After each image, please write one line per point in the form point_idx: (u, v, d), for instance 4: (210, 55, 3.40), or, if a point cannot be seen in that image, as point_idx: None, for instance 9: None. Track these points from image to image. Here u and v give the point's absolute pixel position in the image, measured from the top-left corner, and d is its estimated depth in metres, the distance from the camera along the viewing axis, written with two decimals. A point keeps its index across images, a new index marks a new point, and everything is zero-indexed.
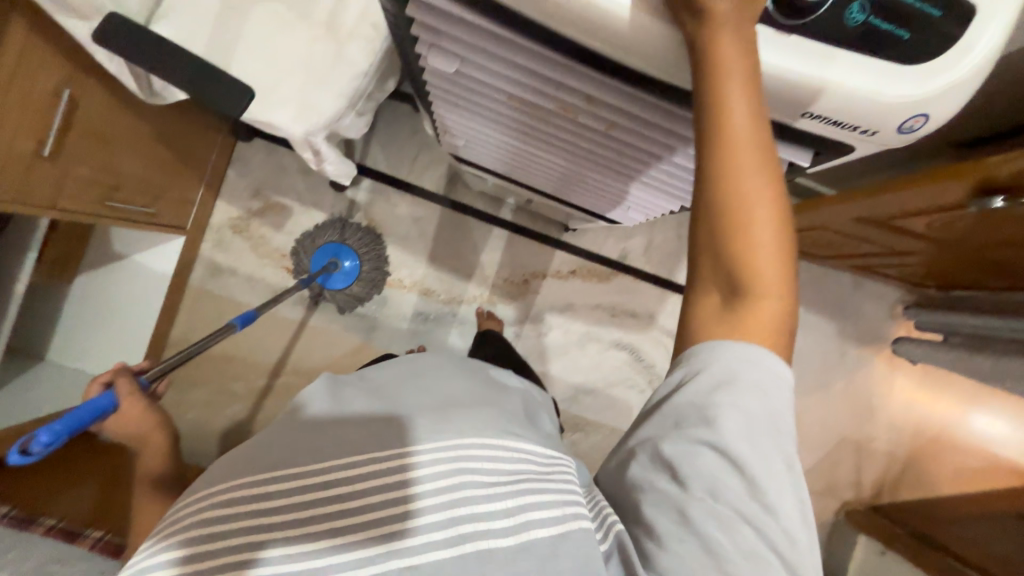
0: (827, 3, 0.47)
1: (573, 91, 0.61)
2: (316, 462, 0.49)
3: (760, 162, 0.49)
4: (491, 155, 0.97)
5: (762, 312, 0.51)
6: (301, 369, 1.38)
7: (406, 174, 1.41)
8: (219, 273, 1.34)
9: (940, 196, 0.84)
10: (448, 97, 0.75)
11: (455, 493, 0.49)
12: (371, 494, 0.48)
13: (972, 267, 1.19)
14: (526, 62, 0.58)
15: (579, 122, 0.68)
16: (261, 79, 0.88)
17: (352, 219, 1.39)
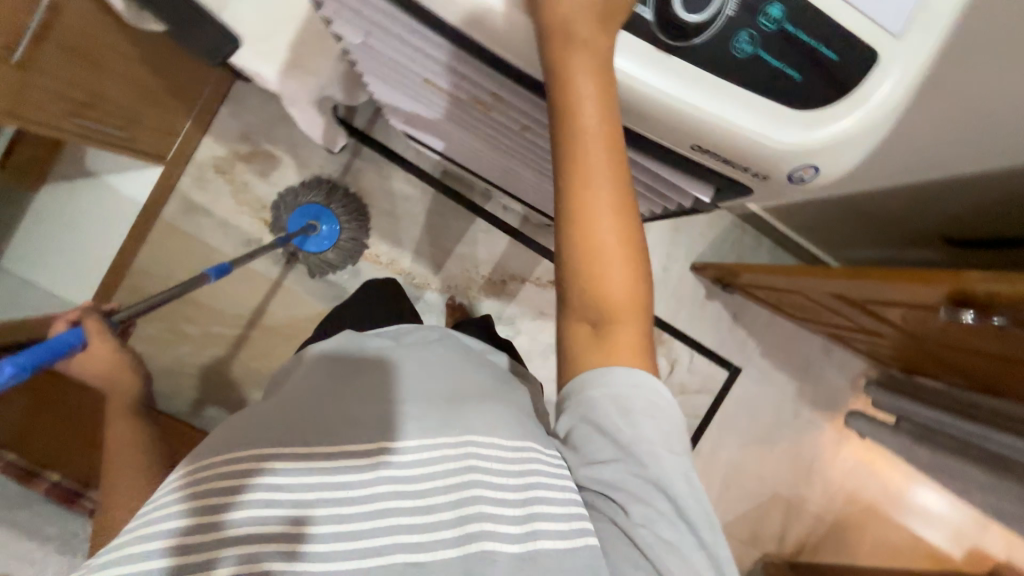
0: (711, 28, 0.44)
1: (476, 90, 0.59)
2: (328, 452, 0.53)
3: (614, 192, 0.47)
4: (463, 152, 0.92)
5: (620, 339, 0.51)
6: (261, 326, 1.35)
7: (401, 148, 1.36)
8: (193, 212, 1.30)
9: (918, 296, 0.83)
10: (396, 81, 0.70)
11: (463, 490, 0.52)
12: (334, 472, 0.51)
13: (936, 362, 1.20)
14: (428, 58, 0.56)
15: (500, 121, 0.65)
16: (255, 28, 0.86)
17: (340, 184, 1.35)
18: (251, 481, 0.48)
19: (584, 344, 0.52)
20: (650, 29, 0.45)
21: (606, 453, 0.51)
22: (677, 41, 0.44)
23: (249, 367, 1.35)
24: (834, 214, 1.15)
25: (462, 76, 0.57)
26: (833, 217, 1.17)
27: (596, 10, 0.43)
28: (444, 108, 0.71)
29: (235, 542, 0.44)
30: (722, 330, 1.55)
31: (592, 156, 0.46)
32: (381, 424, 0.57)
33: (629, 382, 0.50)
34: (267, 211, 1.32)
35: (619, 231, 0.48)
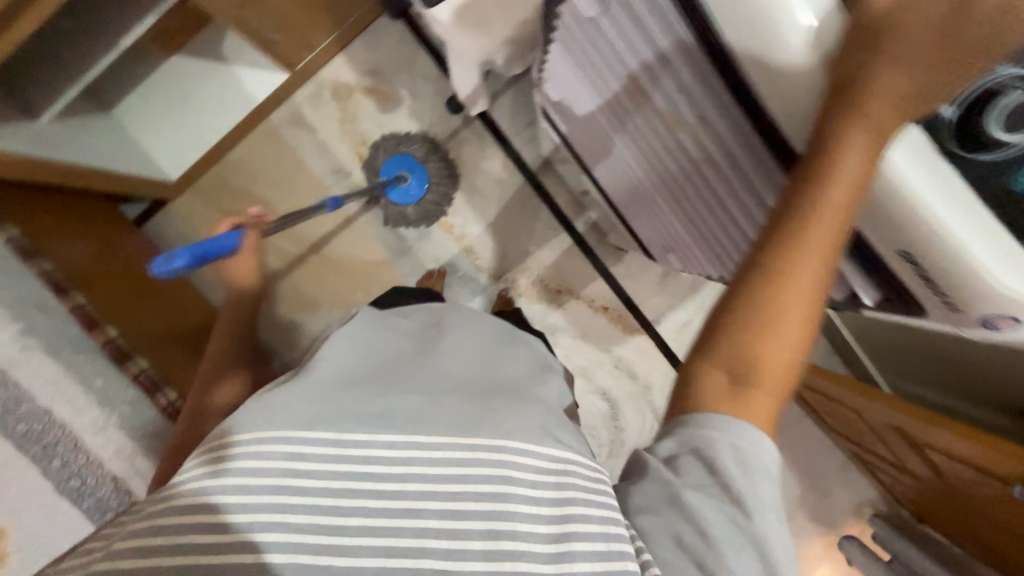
0: (1007, 153, 0.42)
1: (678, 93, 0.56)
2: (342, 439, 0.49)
3: (821, 264, 0.46)
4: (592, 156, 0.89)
5: (755, 411, 0.46)
6: (321, 252, 1.37)
7: (511, 131, 1.35)
8: (299, 125, 1.32)
9: (986, 461, 0.81)
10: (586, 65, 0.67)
11: (495, 501, 0.48)
12: (355, 459, 0.49)
13: (954, 521, 1.17)
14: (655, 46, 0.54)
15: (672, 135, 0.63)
16: None
17: (442, 146, 1.35)
18: (249, 471, 0.46)
19: (713, 399, 0.46)
20: (943, 130, 0.43)
21: (707, 489, 0.45)
22: (961, 151, 0.43)
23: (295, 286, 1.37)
24: (898, 352, 1.13)
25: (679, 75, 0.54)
26: (899, 352, 1.14)
27: (902, 103, 0.43)
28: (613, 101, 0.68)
29: (244, 515, 0.44)
30: None
31: (809, 237, 0.45)
32: (424, 417, 0.54)
33: (757, 449, 0.44)
34: (366, 147, 1.33)
35: (808, 308, 0.46)
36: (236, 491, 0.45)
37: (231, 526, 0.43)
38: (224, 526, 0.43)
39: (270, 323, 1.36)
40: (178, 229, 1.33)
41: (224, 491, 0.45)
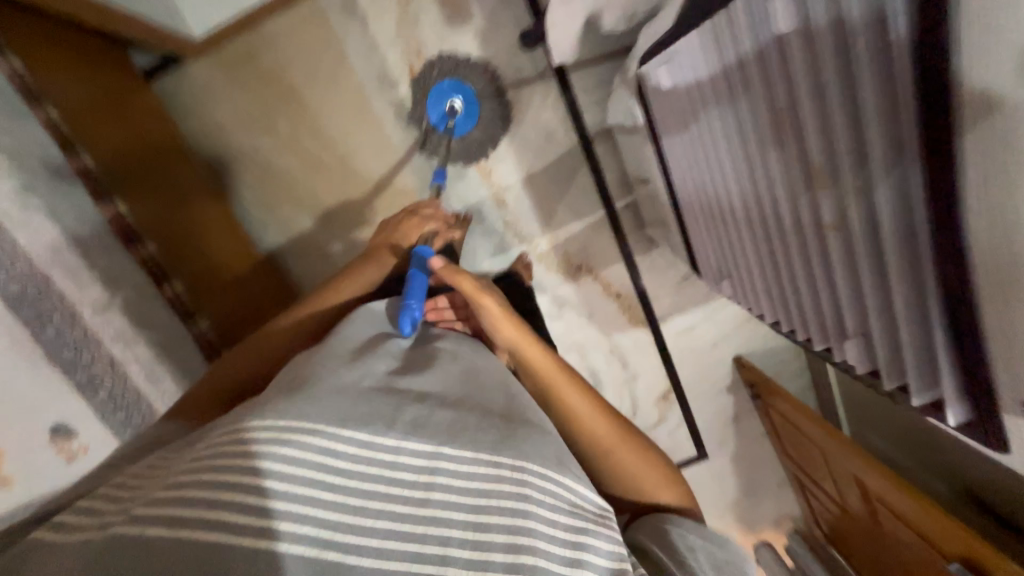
0: None
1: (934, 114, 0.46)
2: (369, 432, 0.45)
3: None
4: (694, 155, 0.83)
5: None
6: (348, 162, 1.24)
7: (580, 85, 1.22)
8: (351, 12, 1.16)
9: (940, 536, 0.87)
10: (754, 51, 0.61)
11: (518, 517, 0.44)
12: (385, 454, 0.44)
13: (861, 554, 1.31)
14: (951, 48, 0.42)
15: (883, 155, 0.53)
16: None
17: (502, 81, 1.22)
18: (260, 455, 0.41)
19: None
20: None
21: None
22: None
23: (310, 190, 1.25)
24: (881, 409, 1.17)
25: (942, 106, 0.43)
26: (877, 409, 1.20)
27: None
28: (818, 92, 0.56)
29: (266, 507, 0.39)
30: (719, 422, 1.58)
31: None
32: (451, 423, 0.48)
33: None
34: (419, 60, 1.19)
35: None
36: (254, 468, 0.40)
37: (252, 519, 0.39)
38: (243, 516, 0.38)
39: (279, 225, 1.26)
40: (196, 97, 1.19)
41: (246, 480, 0.40)
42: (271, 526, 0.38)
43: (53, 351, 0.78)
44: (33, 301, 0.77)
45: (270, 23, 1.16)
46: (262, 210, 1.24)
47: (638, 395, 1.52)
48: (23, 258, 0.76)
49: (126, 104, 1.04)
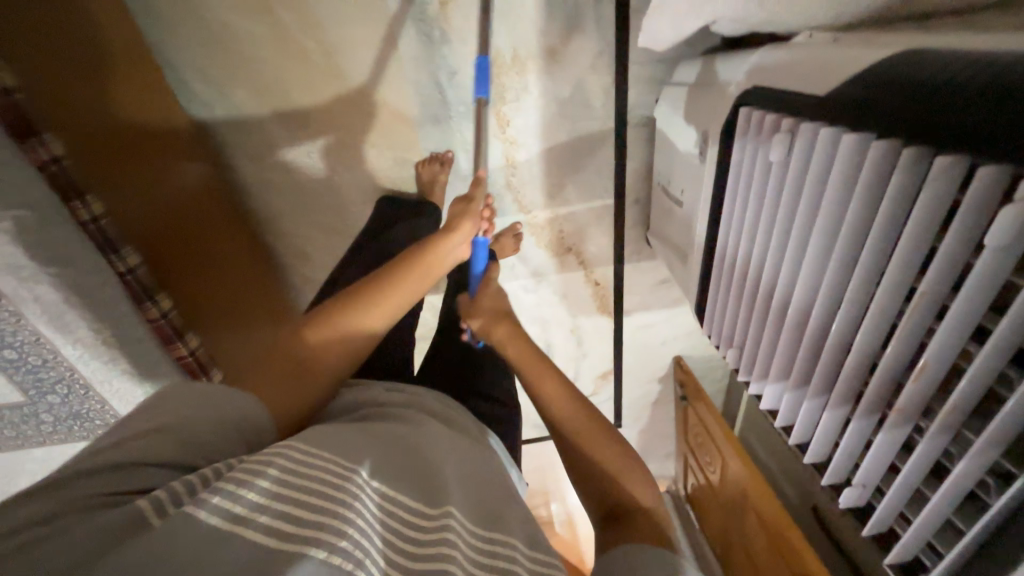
0: None
1: (945, 348, 0.42)
2: (378, 484, 0.45)
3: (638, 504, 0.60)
4: (736, 226, 0.72)
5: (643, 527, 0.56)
6: (333, 60, 0.97)
7: (639, 56, 1.01)
8: None
9: (792, 558, 1.08)
10: (841, 184, 0.51)
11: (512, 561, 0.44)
12: (402, 510, 0.44)
13: (712, 526, 1.62)
14: (1012, 315, 0.36)
15: (888, 351, 0.49)
16: None
17: (553, 20, 0.97)
18: (273, 496, 0.38)
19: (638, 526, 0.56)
20: None
21: None
22: None
23: (279, 80, 0.98)
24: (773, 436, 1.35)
25: (1005, 352, 0.38)
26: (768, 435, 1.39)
27: None
28: (872, 248, 0.49)
29: (291, 529, 0.36)
30: (641, 404, 1.75)
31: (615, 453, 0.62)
32: (453, 481, 0.49)
33: None
34: None
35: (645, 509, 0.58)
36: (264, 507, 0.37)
37: (278, 536, 0.36)
38: (269, 532, 0.36)
39: (231, 113, 1.01)
40: None
41: (290, 490, 0.39)
42: (297, 543, 0.35)
43: None
44: None
45: None
46: (208, 83, 0.97)
47: (581, 372, 1.59)
48: None
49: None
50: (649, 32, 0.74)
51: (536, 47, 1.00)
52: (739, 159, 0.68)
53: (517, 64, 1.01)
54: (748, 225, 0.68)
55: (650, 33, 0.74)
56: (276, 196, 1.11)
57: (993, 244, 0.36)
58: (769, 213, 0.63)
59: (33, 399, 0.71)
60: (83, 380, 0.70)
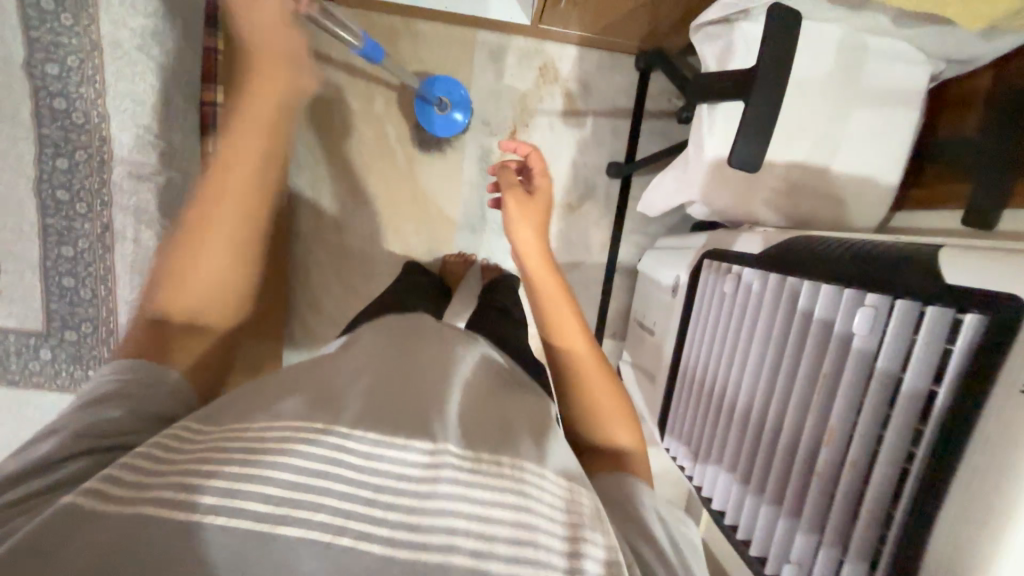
0: None
1: (840, 426, 0.57)
2: (359, 433, 0.43)
3: (615, 395, 0.62)
4: (697, 344, 0.90)
5: (596, 403, 0.61)
6: (412, 166, 1.27)
7: (633, 226, 1.36)
8: (493, 60, 1.23)
9: None
10: (767, 309, 0.72)
11: (513, 483, 0.41)
12: (390, 454, 0.42)
13: None
14: (874, 390, 0.53)
15: (803, 436, 0.63)
16: (791, 130, 0.84)
17: (578, 187, 1.33)
18: (238, 478, 0.38)
19: (603, 419, 0.60)
20: None
21: None
22: None
23: (364, 167, 1.25)
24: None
25: (875, 418, 0.53)
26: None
27: None
28: (791, 357, 0.66)
29: (282, 493, 0.37)
30: None
31: (578, 341, 0.63)
32: (438, 416, 0.47)
33: None
34: (523, 129, 1.28)
35: (617, 394, 0.62)
36: (231, 490, 0.37)
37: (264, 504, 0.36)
38: (261, 497, 0.37)
39: (313, 179, 1.25)
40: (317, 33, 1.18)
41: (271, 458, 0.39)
42: (272, 521, 0.35)
43: (47, 184, 0.68)
44: (73, 128, 0.67)
45: (417, 24, 1.20)
46: (309, 155, 1.24)
47: None
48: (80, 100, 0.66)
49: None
50: (647, 206, 1.05)
51: (560, 201, 1.33)
52: (703, 293, 0.90)
53: None
54: (707, 343, 0.87)
55: (647, 206, 1.05)
56: (319, 248, 1.28)
57: (857, 336, 0.55)
58: (721, 332, 0.82)
59: (52, 331, 0.74)
60: (114, 326, 0.75)
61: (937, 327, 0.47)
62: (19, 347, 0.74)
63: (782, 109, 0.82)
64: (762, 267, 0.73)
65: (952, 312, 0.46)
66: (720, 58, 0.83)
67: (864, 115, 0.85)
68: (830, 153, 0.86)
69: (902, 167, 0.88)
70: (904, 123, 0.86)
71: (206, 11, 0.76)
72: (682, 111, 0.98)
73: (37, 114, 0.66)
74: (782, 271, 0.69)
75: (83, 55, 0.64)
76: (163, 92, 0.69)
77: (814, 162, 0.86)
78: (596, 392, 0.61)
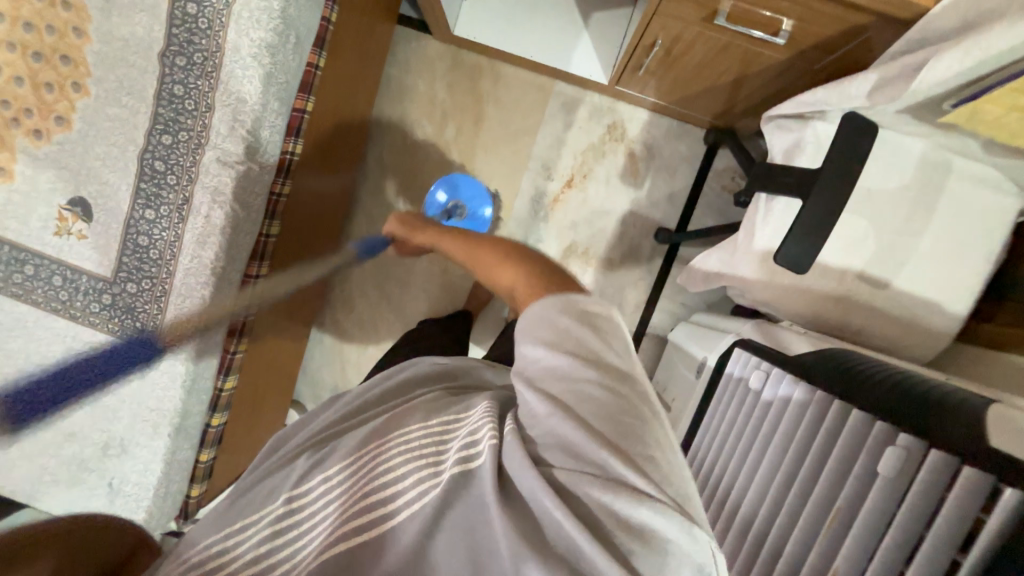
0: None
1: (846, 568, 0.52)
2: (244, 513, 0.45)
3: (502, 249, 0.57)
4: (715, 429, 0.84)
5: (486, 256, 0.58)
6: None
7: (670, 293, 1.33)
8: (565, 110, 1.29)
9: None
10: (788, 414, 0.67)
11: (364, 469, 0.44)
12: (265, 510, 0.44)
13: None
14: (890, 541, 0.48)
15: (802, 567, 0.57)
16: (855, 235, 0.80)
17: (623, 244, 1.32)
18: None
19: (496, 263, 0.56)
20: None
21: None
22: None
23: (423, 185, 1.32)
24: None
25: (886, 567, 0.49)
26: None
27: None
28: (806, 475, 0.61)
29: None
30: None
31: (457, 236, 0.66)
32: (308, 458, 0.49)
33: None
34: (580, 178, 1.31)
35: (503, 247, 0.58)
36: None
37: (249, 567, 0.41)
38: None
39: (374, 186, 1.33)
40: (411, 61, 1.29)
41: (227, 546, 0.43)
42: None
43: (150, 153, 0.78)
44: (183, 111, 0.77)
45: (502, 67, 1.28)
46: (377, 165, 1.33)
47: None
48: (195, 88, 0.76)
49: (374, 24, 1.09)
50: (689, 278, 1.03)
51: (602, 254, 1.33)
52: (730, 379, 0.85)
53: (584, 256, 1.33)
54: (721, 433, 0.82)
55: (689, 279, 1.03)
56: (364, 250, 1.35)
57: (882, 474, 0.50)
58: (740, 426, 0.77)
59: (116, 280, 0.82)
60: (168, 285, 0.82)
61: (970, 487, 0.43)
62: (87, 287, 0.83)
63: (846, 211, 0.79)
64: (793, 371, 0.68)
65: (990, 478, 0.42)
66: (785, 149, 0.83)
67: (937, 235, 0.80)
68: (894, 265, 0.80)
69: (973, 298, 0.81)
70: (982, 252, 0.80)
71: (318, 34, 0.83)
72: (740, 193, 0.97)
73: (159, 95, 0.76)
74: (813, 381, 0.64)
75: (206, 54, 0.75)
76: (264, 96, 0.77)
77: (874, 272, 0.81)
78: (485, 256, 0.58)
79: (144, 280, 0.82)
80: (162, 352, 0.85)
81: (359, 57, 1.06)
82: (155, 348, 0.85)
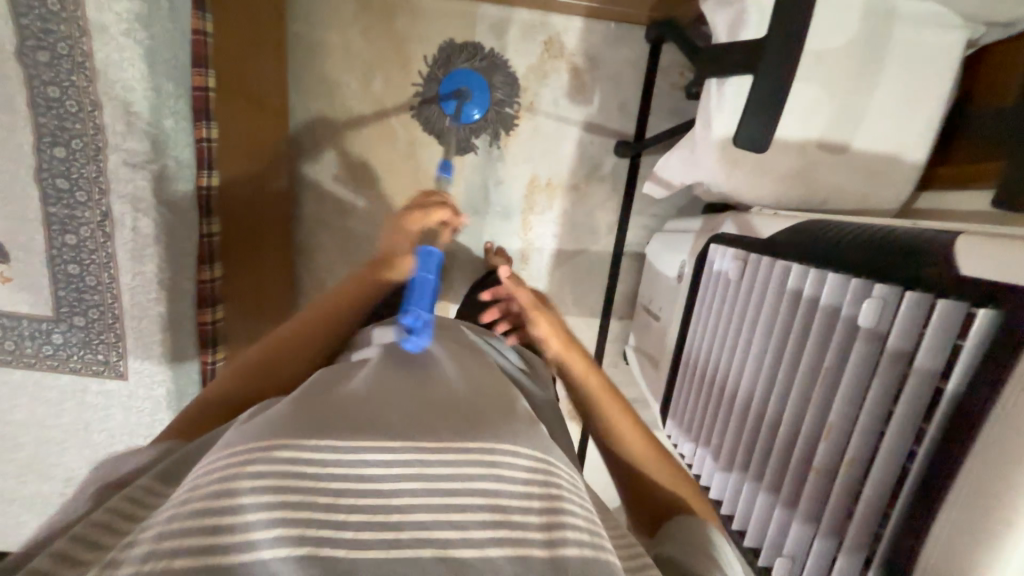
0: None
1: (840, 419, 0.55)
2: (342, 434, 0.39)
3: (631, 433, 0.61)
4: (706, 326, 0.86)
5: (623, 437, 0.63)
6: (414, 148, 1.24)
7: (640, 207, 1.31)
8: (496, 35, 1.19)
9: None
10: (771, 293, 0.68)
11: (477, 479, 0.39)
12: (355, 456, 0.38)
13: None
14: (877, 385, 0.51)
15: (803, 429, 0.61)
16: (811, 103, 0.78)
17: (585, 168, 1.28)
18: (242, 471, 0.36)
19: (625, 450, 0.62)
20: None
21: None
22: None
23: (365, 149, 1.23)
24: None
25: (875, 411, 0.52)
26: None
27: None
28: (796, 346, 0.63)
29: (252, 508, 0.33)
30: None
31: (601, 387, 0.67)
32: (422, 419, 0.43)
33: None
34: (527, 106, 1.23)
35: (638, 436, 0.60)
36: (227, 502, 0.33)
37: (256, 556, 0.31)
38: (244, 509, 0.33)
39: (314, 160, 1.24)
40: (315, 13, 1.16)
41: (257, 488, 0.34)
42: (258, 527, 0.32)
43: (47, 172, 0.69)
44: (66, 116, 0.67)
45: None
46: (311, 138, 1.22)
47: None
48: (72, 86, 0.66)
49: None
50: (656, 186, 1.01)
51: (565, 181, 1.29)
52: (711, 275, 0.85)
53: (548, 188, 1.29)
54: (712, 328, 0.83)
55: (657, 187, 1.01)
56: (321, 231, 1.28)
57: (863, 327, 0.52)
58: (728, 318, 0.79)
59: (60, 317, 0.76)
60: (118, 311, 0.77)
61: (946, 320, 0.44)
62: (32, 332, 0.77)
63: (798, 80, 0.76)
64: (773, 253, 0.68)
65: (964, 306, 0.43)
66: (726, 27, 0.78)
67: (890, 86, 0.78)
68: (852, 126, 0.79)
69: (930, 143, 0.82)
70: (935, 94, 0.79)
71: None
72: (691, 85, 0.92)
73: (31, 103, 0.66)
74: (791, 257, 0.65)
75: (70, 43, 0.65)
76: (153, 79, 0.69)
77: (833, 137, 0.80)
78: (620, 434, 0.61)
79: (91, 311, 0.77)
80: (134, 379, 0.81)
81: (252, 17, 0.94)
82: (124, 376, 0.81)
